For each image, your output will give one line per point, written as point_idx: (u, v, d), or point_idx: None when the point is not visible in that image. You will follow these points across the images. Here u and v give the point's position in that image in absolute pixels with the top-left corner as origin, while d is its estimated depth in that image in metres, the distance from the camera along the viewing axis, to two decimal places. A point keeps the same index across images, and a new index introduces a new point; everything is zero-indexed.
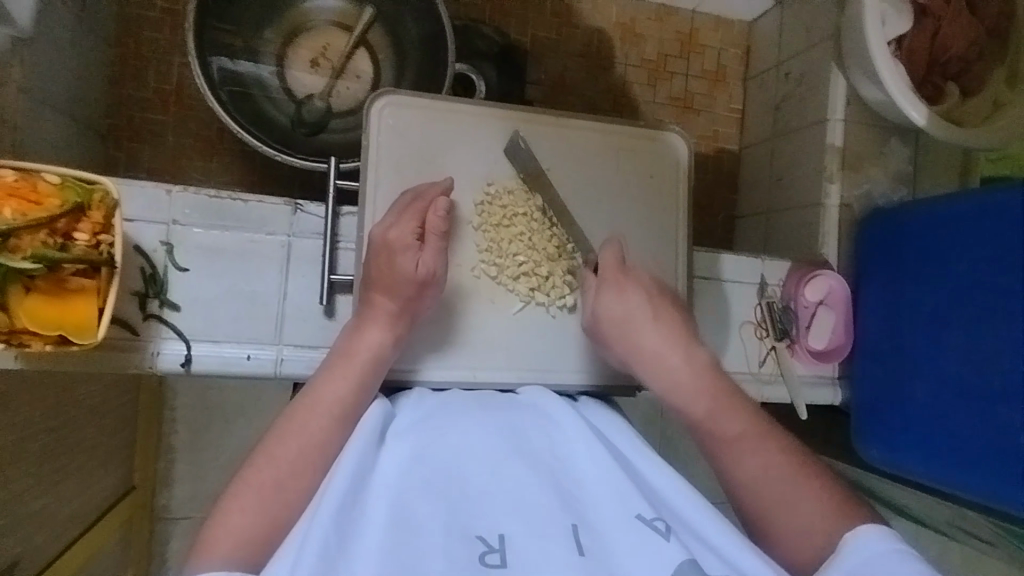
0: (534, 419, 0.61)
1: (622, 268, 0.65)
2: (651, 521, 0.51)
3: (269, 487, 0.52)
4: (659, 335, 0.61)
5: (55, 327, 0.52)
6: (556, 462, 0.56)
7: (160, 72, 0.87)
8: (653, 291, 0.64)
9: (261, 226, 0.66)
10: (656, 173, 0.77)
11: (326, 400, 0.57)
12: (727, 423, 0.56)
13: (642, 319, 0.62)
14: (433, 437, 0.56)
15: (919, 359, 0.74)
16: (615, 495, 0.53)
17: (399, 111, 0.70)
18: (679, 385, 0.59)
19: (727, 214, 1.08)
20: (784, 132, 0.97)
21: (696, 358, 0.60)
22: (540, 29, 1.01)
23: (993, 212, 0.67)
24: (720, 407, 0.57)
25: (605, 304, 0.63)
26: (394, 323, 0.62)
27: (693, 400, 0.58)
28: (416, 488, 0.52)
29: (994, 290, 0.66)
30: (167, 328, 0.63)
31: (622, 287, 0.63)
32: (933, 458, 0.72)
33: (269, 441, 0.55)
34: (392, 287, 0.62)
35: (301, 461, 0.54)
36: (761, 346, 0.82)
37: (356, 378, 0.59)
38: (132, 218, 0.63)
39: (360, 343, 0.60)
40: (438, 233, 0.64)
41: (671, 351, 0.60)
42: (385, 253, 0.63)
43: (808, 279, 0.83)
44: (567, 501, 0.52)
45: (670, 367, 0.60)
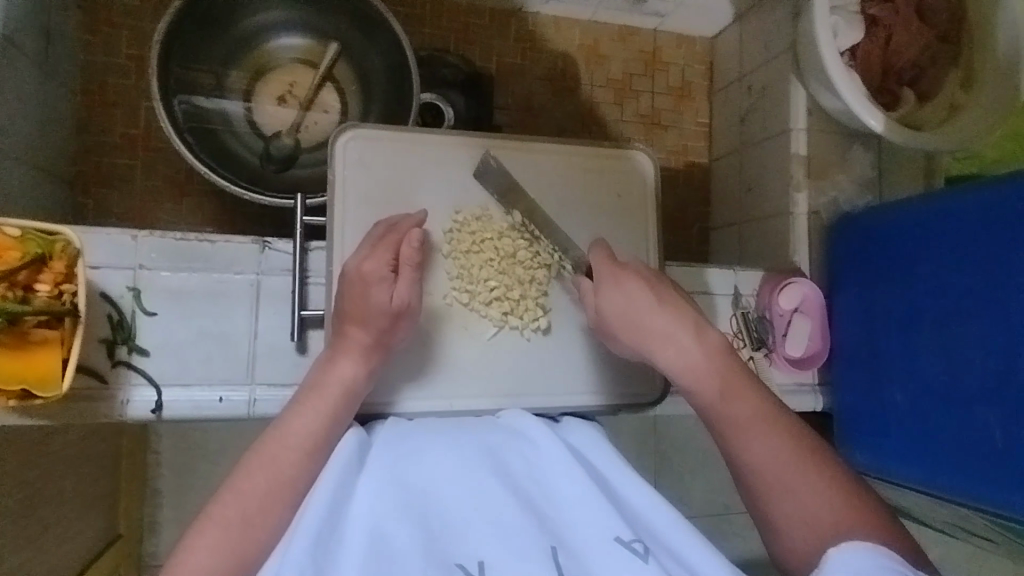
0: (512, 439, 0.60)
1: (614, 261, 0.64)
2: (629, 543, 0.51)
3: (237, 524, 0.52)
4: (666, 320, 0.59)
5: (18, 381, 0.52)
6: (533, 484, 0.57)
7: (127, 117, 0.87)
8: (655, 282, 0.62)
9: (229, 266, 0.66)
10: (624, 192, 0.77)
11: (297, 435, 0.56)
12: (736, 406, 0.56)
13: (647, 308, 0.60)
14: (410, 464, 0.56)
15: (896, 361, 0.74)
16: (593, 515, 0.53)
17: (364, 145, 0.70)
18: (688, 369, 0.58)
19: (701, 226, 1.09)
20: (750, 143, 0.98)
21: (706, 341, 0.59)
22: (505, 55, 1.03)
23: (960, 215, 0.68)
24: (731, 390, 0.57)
25: (608, 299, 0.61)
26: (367, 356, 0.61)
27: (703, 382, 0.57)
28: (395, 517, 0.52)
29: (963, 290, 0.68)
30: (136, 374, 0.63)
31: (624, 277, 0.62)
32: (916, 459, 0.73)
33: (237, 475, 0.54)
34: (364, 320, 0.62)
35: (270, 494, 0.54)
36: (738, 357, 0.82)
37: (328, 415, 0.58)
38: (97, 265, 0.62)
39: (332, 377, 0.60)
40: (412, 264, 0.64)
41: (680, 338, 0.59)
42: (359, 284, 0.62)
43: (782, 288, 0.82)
44: (544, 523, 0.53)
45: (681, 351, 0.59)
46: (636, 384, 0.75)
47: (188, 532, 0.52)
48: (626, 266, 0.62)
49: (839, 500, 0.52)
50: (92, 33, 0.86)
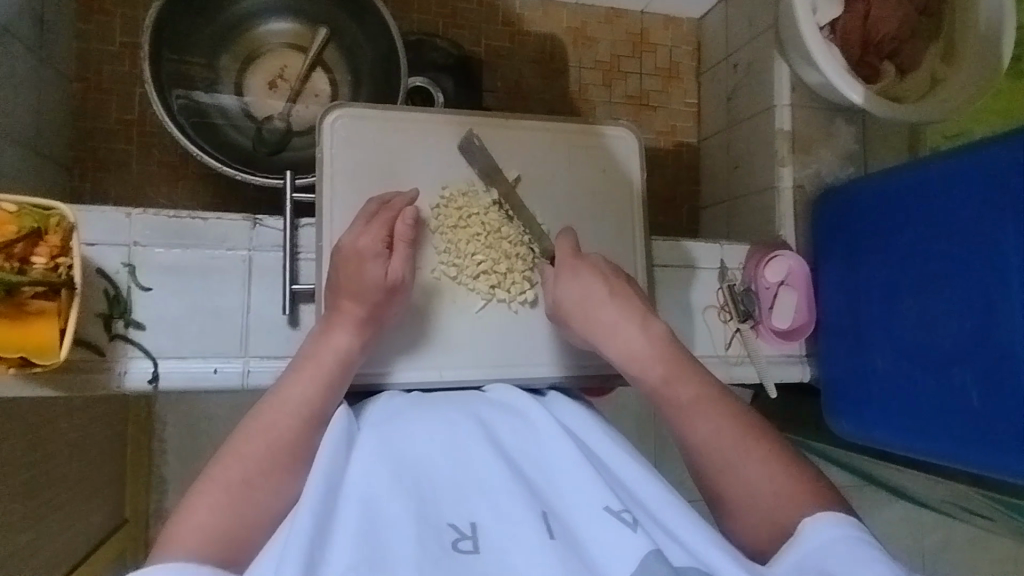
0: (502, 416, 0.60)
1: (576, 254, 0.65)
2: (618, 513, 0.48)
3: (238, 486, 0.53)
4: (616, 310, 0.61)
5: (16, 349, 0.54)
6: (525, 457, 0.56)
7: (122, 103, 0.89)
8: (608, 275, 0.64)
9: (221, 242, 0.67)
10: (609, 167, 0.79)
11: (293, 402, 0.58)
12: (678, 393, 0.58)
13: (597, 298, 0.62)
14: (400, 437, 0.55)
15: (877, 328, 0.76)
16: (583, 485, 0.51)
17: (350, 123, 0.72)
18: (634, 355, 0.59)
19: (691, 206, 1.10)
20: (737, 121, 0.99)
21: (652, 329, 0.60)
22: (494, 39, 1.04)
23: (927, 179, 0.71)
24: (673, 375, 0.58)
25: (562, 290, 0.64)
26: (359, 329, 0.63)
27: (648, 369, 0.59)
28: (386, 482, 0.50)
29: (939, 255, 0.69)
30: (133, 347, 0.64)
31: (579, 271, 0.64)
32: (900, 425, 0.74)
33: (236, 441, 0.56)
34: (358, 295, 0.63)
35: (270, 458, 0.55)
36: (725, 329, 0.84)
37: (320, 383, 0.60)
38: (92, 242, 0.64)
39: (324, 347, 0.61)
40: (405, 241, 0.67)
41: (626, 327, 0.60)
42: (354, 259, 0.64)
43: (768, 261, 0.84)
44: (536, 493, 0.51)
45: (627, 339, 0.60)
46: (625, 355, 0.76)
47: (187, 495, 0.53)
48: (582, 260, 0.64)
49: (784, 474, 0.54)
50: (86, 21, 0.88)
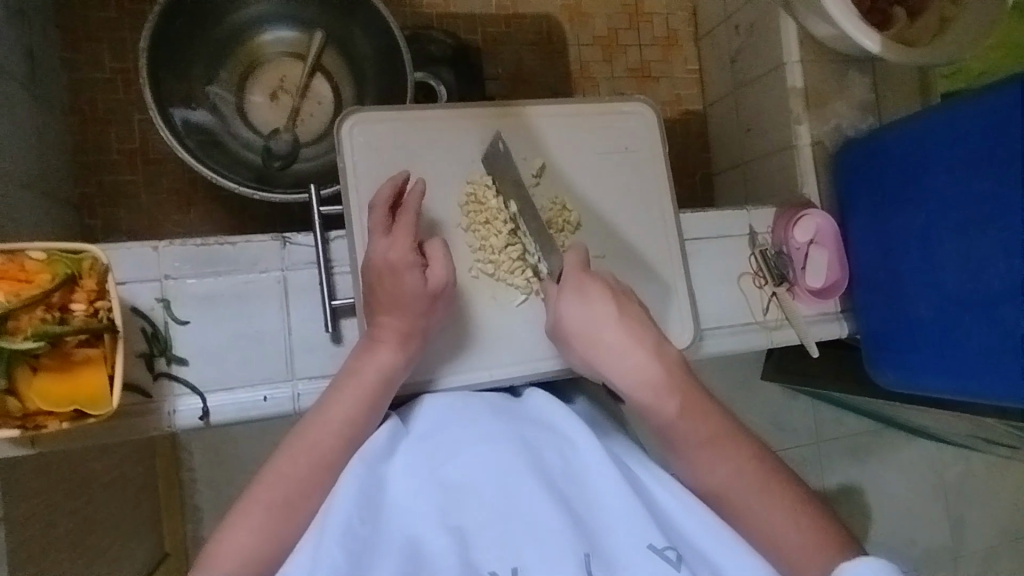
0: (539, 427, 0.59)
1: (586, 268, 0.60)
2: (662, 551, 0.49)
3: (280, 507, 0.52)
4: (621, 333, 0.56)
5: (69, 402, 0.52)
6: (566, 479, 0.55)
7: (122, 132, 0.86)
8: (618, 292, 0.58)
9: (253, 266, 0.65)
10: (633, 145, 0.78)
11: (334, 422, 0.57)
12: (694, 428, 0.54)
13: (606, 319, 0.57)
14: (443, 458, 0.56)
15: (917, 276, 0.75)
16: (625, 517, 0.52)
17: (368, 128, 0.70)
18: (647, 382, 0.55)
19: (703, 173, 1.10)
20: (744, 83, 0.98)
21: (663, 353, 0.56)
22: (489, 25, 1.02)
23: (970, 124, 0.68)
24: (688, 409, 0.54)
25: (568, 308, 0.58)
26: (402, 341, 0.61)
27: (659, 398, 0.55)
28: (430, 516, 0.52)
29: (979, 196, 0.68)
30: (179, 384, 0.63)
31: (585, 287, 0.58)
32: (949, 370, 0.73)
33: (278, 458, 0.55)
34: (400, 305, 0.61)
35: (314, 474, 0.54)
36: (761, 295, 0.83)
37: (365, 399, 0.58)
38: (124, 280, 0.62)
39: (368, 362, 0.60)
40: (439, 244, 0.65)
41: (635, 355, 0.55)
42: (388, 272, 0.62)
43: (796, 221, 0.84)
44: (578, 522, 0.51)
45: (636, 364, 0.55)
46: (659, 336, 0.75)
47: (230, 512, 0.53)
48: (589, 276, 0.59)
49: None
50: (73, 52, 0.85)
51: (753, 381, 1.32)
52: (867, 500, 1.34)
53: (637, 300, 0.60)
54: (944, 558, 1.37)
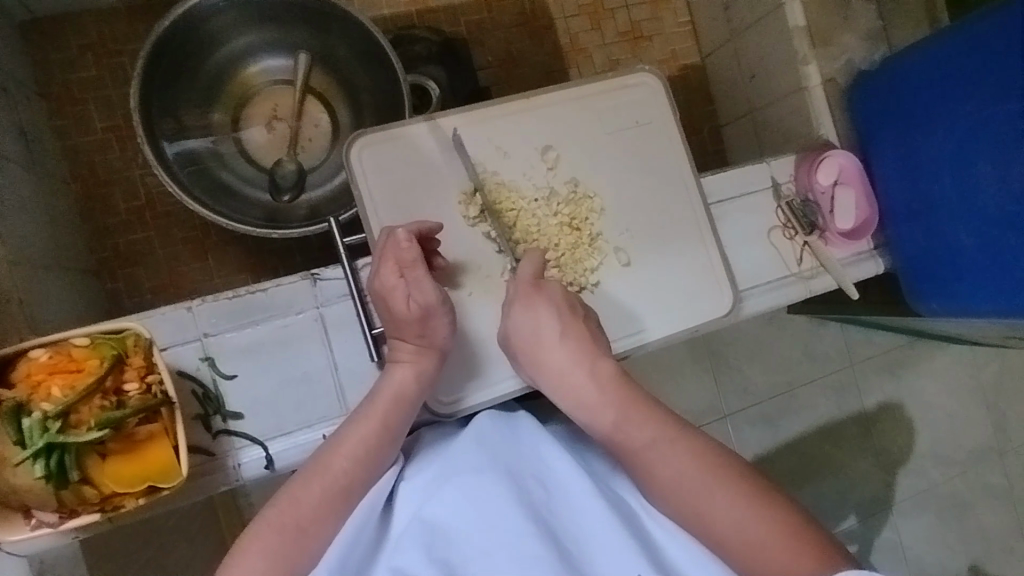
0: (525, 459, 0.59)
1: (535, 282, 0.62)
2: None
3: (292, 530, 0.52)
4: (567, 352, 0.59)
5: (142, 480, 0.52)
6: (554, 510, 0.55)
7: (125, 190, 0.85)
8: (566, 307, 0.61)
9: (288, 308, 0.65)
10: (644, 118, 0.76)
11: (350, 444, 0.57)
12: (640, 432, 0.54)
13: (549, 336, 0.60)
14: (431, 494, 0.56)
15: (955, 205, 0.73)
16: (614, 548, 0.52)
17: (377, 149, 0.68)
18: (587, 404, 0.57)
19: (710, 126, 1.07)
20: (741, 28, 0.95)
21: (600, 369, 0.58)
22: (471, 13, 0.98)
23: (1015, 37, 0.64)
24: (629, 416, 0.55)
25: (514, 320, 0.61)
26: (420, 357, 0.62)
27: (598, 416, 0.56)
28: (415, 549, 0.52)
29: (1009, 118, 0.65)
30: (239, 438, 0.63)
31: (535, 302, 0.61)
32: (995, 293, 0.71)
33: (293, 482, 0.55)
34: (407, 327, 0.61)
35: (326, 498, 0.55)
36: (793, 246, 0.81)
37: (382, 422, 0.59)
38: (166, 345, 0.62)
39: (387, 383, 0.61)
40: (416, 264, 0.60)
41: (573, 375, 0.58)
42: (381, 300, 0.62)
43: (819, 164, 0.82)
44: (566, 555, 0.51)
45: (576, 383, 0.58)
46: (696, 310, 0.75)
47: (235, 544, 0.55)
48: (539, 291, 0.61)
49: None
50: (62, 118, 0.83)
51: (784, 319, 1.32)
52: (910, 414, 1.35)
53: (586, 317, 0.61)
54: (994, 458, 1.37)
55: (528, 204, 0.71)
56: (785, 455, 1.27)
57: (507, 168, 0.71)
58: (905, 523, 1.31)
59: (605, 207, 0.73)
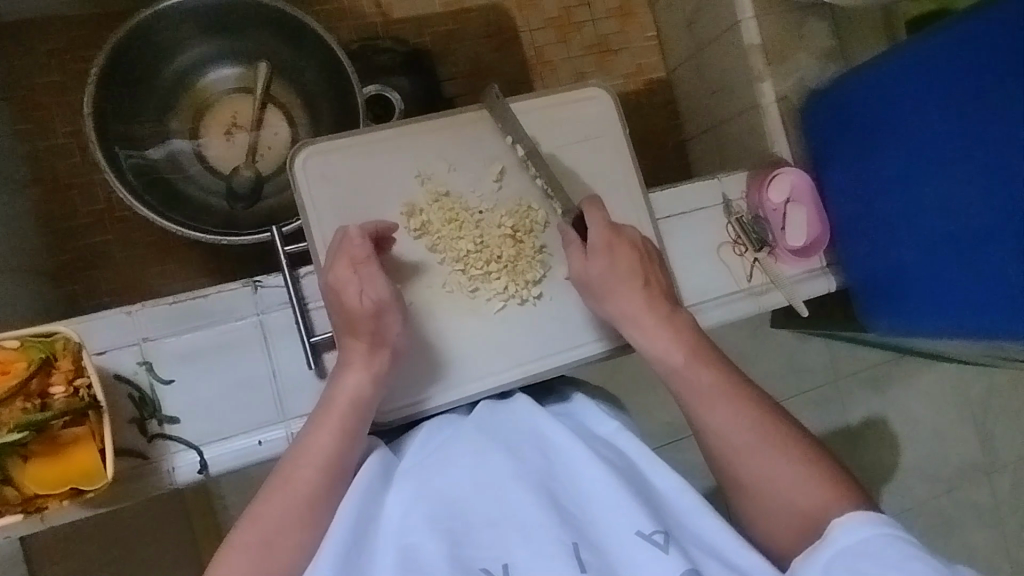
0: (524, 435, 0.62)
1: (611, 230, 0.66)
2: (651, 536, 0.53)
3: (258, 548, 0.54)
4: (640, 298, 0.65)
5: (64, 482, 0.53)
6: (555, 479, 0.59)
7: (88, 194, 0.86)
8: (642, 254, 0.66)
9: (229, 315, 0.66)
10: (593, 134, 0.76)
11: (310, 453, 0.58)
12: (699, 376, 0.61)
13: (624, 280, 0.65)
14: (435, 470, 0.59)
15: (900, 224, 0.74)
16: (614, 507, 0.56)
17: (322, 159, 0.69)
18: (659, 344, 0.63)
19: (676, 139, 1.08)
20: (703, 44, 0.96)
21: (677, 318, 0.65)
22: (437, 24, 1.00)
23: (942, 60, 0.66)
24: (694, 360, 0.62)
25: (584, 268, 0.66)
26: (371, 361, 0.62)
27: (671, 353, 0.63)
28: (425, 521, 0.56)
29: (947, 137, 0.67)
30: (175, 442, 0.64)
31: (614, 249, 0.65)
32: (944, 310, 0.72)
33: (258, 500, 0.57)
34: (353, 329, 0.62)
35: (291, 510, 0.56)
36: (743, 262, 0.82)
37: (338, 426, 0.59)
38: (102, 350, 0.63)
39: (337, 389, 0.61)
40: (368, 260, 0.62)
41: (648, 319, 0.64)
42: (337, 302, 0.62)
43: (770, 181, 0.82)
44: (568, 518, 0.55)
45: (657, 330, 0.64)
46: None
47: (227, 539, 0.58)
48: (621, 238, 0.66)
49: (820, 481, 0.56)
50: (25, 122, 0.85)
51: (761, 331, 1.32)
52: (892, 430, 1.34)
53: (659, 265, 0.68)
54: (978, 475, 1.36)
55: (475, 215, 0.71)
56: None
57: (454, 181, 0.72)
58: None
59: (552, 220, 0.74)
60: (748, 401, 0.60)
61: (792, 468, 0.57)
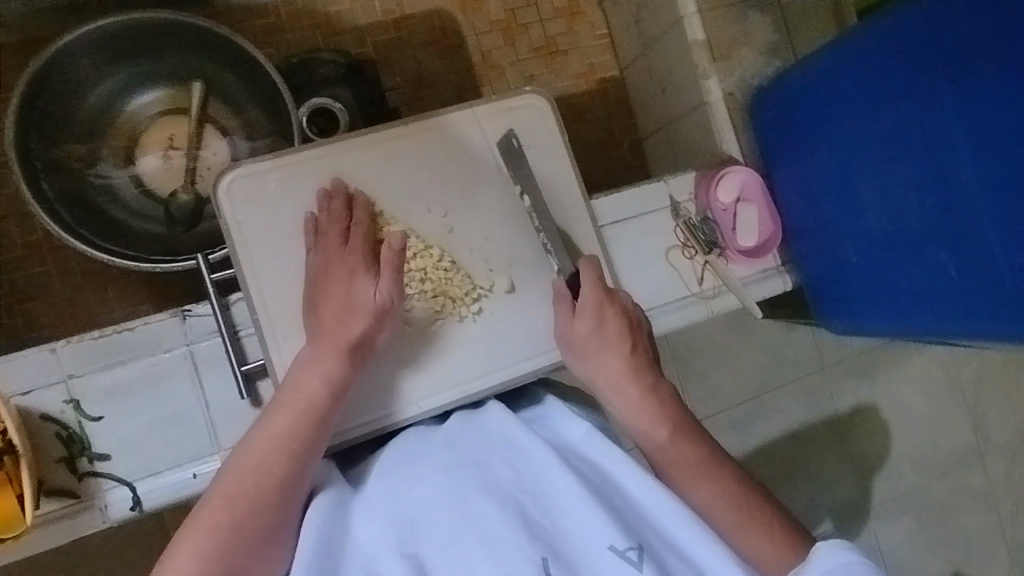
0: (497, 447, 0.59)
1: (607, 294, 0.65)
2: (624, 552, 0.51)
3: (228, 529, 0.52)
4: (625, 368, 0.63)
5: None
6: (526, 491, 0.56)
7: (23, 223, 0.86)
8: (633, 329, 0.65)
9: (156, 347, 0.65)
10: (529, 141, 0.74)
11: (279, 437, 0.56)
12: (686, 454, 0.59)
13: (611, 351, 0.63)
14: (402, 489, 0.57)
15: (842, 225, 0.73)
16: (586, 521, 0.54)
17: (246, 183, 0.67)
18: (640, 419, 0.61)
19: (632, 138, 1.06)
20: (651, 41, 0.94)
21: (662, 391, 0.62)
22: (378, 33, 0.98)
23: (879, 51, 0.64)
24: (680, 437, 0.60)
25: (565, 329, 0.66)
26: (352, 360, 0.61)
27: (651, 428, 0.60)
28: (392, 546, 0.54)
29: (882, 135, 0.66)
30: (106, 479, 0.63)
31: (606, 314, 0.64)
32: (897, 312, 0.70)
33: (222, 480, 0.54)
34: (348, 313, 0.61)
35: (260, 497, 0.54)
36: (693, 265, 0.80)
37: (313, 418, 0.58)
38: (26, 390, 0.62)
39: (309, 378, 0.59)
40: (393, 266, 0.63)
41: (631, 391, 0.62)
42: (331, 283, 0.63)
43: (717, 182, 0.80)
44: (539, 534, 0.53)
45: (631, 400, 0.62)
46: None
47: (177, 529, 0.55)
48: (613, 301, 0.65)
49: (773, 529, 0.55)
50: None
51: None
52: (884, 416, 1.30)
53: (645, 333, 0.66)
54: (972, 460, 1.34)
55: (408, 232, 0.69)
56: (753, 461, 1.22)
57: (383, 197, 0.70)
58: (882, 525, 1.26)
59: (486, 234, 0.72)
60: (723, 474, 0.58)
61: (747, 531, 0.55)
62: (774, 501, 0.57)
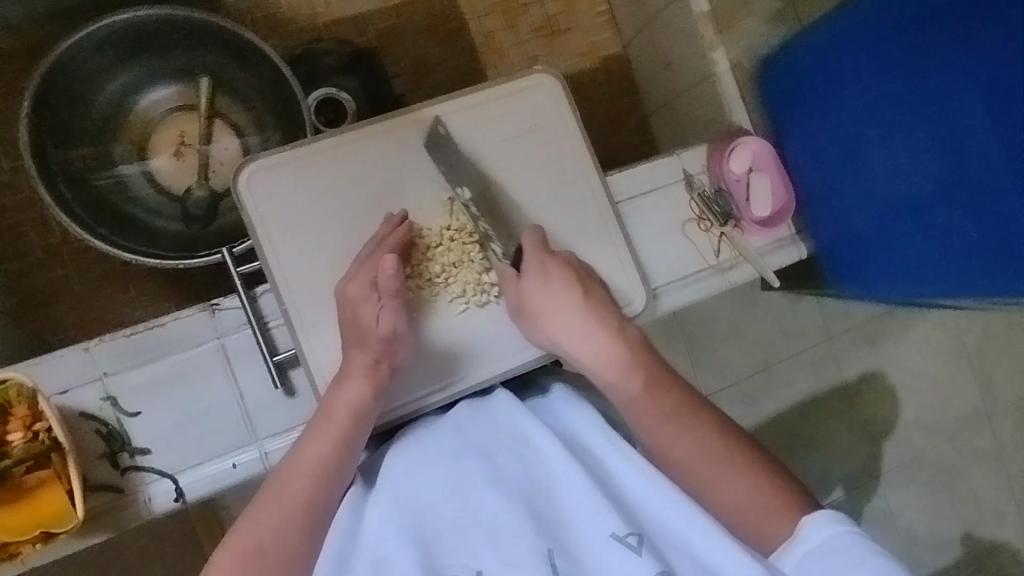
0: (502, 438, 0.59)
1: (545, 250, 0.68)
2: (624, 539, 0.51)
3: (253, 553, 0.53)
4: (583, 317, 0.64)
5: (33, 526, 0.55)
6: (531, 481, 0.56)
7: (40, 227, 0.87)
8: (583, 280, 0.67)
9: (188, 341, 0.65)
10: (543, 121, 0.75)
11: (306, 462, 0.58)
12: (659, 400, 0.59)
13: (567, 302, 0.65)
14: (410, 481, 0.57)
15: (852, 191, 0.74)
16: (589, 511, 0.53)
17: (267, 175, 0.68)
18: (609, 367, 0.62)
19: (637, 115, 1.06)
20: (654, 16, 0.94)
21: (628, 333, 0.64)
22: (379, 21, 0.98)
23: (886, 15, 0.64)
24: (653, 387, 0.60)
25: (529, 292, 0.66)
26: (373, 377, 0.62)
27: (621, 377, 0.61)
28: (400, 537, 0.54)
29: (893, 100, 0.66)
30: (148, 473, 0.64)
31: (552, 272, 0.66)
32: (907, 276, 0.72)
33: (253, 506, 0.56)
34: (359, 344, 0.62)
35: (289, 514, 0.55)
36: (709, 238, 0.80)
37: (339, 437, 0.59)
38: (63, 389, 0.63)
39: (337, 401, 0.60)
40: (393, 291, 0.62)
41: (594, 336, 0.63)
42: (349, 307, 0.63)
43: (730, 153, 0.80)
44: (542, 523, 0.53)
45: (597, 345, 0.63)
46: None
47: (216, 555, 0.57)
48: (554, 259, 0.67)
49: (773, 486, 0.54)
50: None
51: None
52: (892, 381, 1.32)
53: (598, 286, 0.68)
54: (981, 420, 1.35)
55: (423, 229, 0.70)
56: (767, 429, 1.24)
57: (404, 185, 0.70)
58: (895, 489, 1.29)
59: (506, 215, 0.72)
60: (706, 420, 0.58)
61: (754, 490, 0.54)
62: (769, 454, 0.57)
